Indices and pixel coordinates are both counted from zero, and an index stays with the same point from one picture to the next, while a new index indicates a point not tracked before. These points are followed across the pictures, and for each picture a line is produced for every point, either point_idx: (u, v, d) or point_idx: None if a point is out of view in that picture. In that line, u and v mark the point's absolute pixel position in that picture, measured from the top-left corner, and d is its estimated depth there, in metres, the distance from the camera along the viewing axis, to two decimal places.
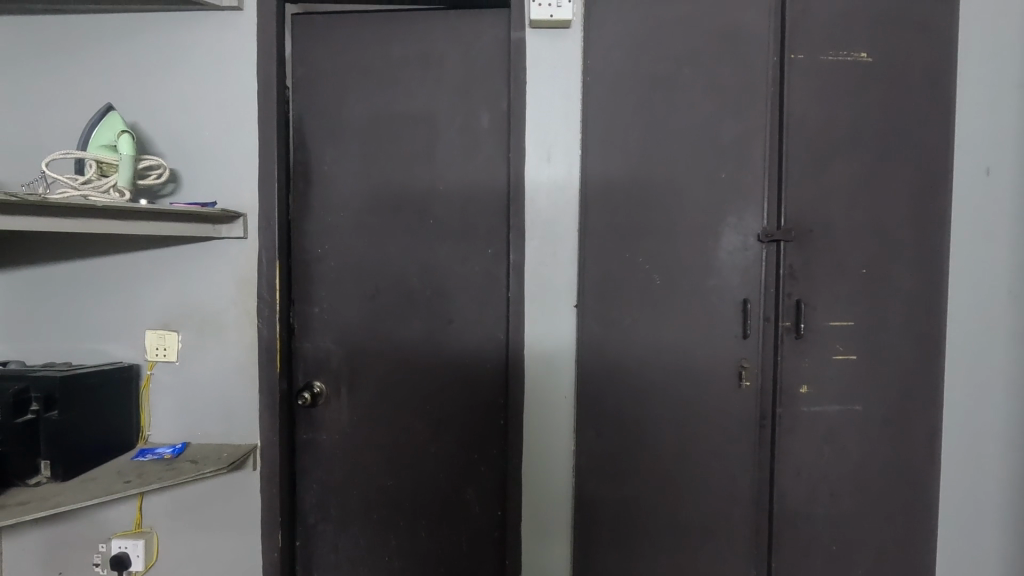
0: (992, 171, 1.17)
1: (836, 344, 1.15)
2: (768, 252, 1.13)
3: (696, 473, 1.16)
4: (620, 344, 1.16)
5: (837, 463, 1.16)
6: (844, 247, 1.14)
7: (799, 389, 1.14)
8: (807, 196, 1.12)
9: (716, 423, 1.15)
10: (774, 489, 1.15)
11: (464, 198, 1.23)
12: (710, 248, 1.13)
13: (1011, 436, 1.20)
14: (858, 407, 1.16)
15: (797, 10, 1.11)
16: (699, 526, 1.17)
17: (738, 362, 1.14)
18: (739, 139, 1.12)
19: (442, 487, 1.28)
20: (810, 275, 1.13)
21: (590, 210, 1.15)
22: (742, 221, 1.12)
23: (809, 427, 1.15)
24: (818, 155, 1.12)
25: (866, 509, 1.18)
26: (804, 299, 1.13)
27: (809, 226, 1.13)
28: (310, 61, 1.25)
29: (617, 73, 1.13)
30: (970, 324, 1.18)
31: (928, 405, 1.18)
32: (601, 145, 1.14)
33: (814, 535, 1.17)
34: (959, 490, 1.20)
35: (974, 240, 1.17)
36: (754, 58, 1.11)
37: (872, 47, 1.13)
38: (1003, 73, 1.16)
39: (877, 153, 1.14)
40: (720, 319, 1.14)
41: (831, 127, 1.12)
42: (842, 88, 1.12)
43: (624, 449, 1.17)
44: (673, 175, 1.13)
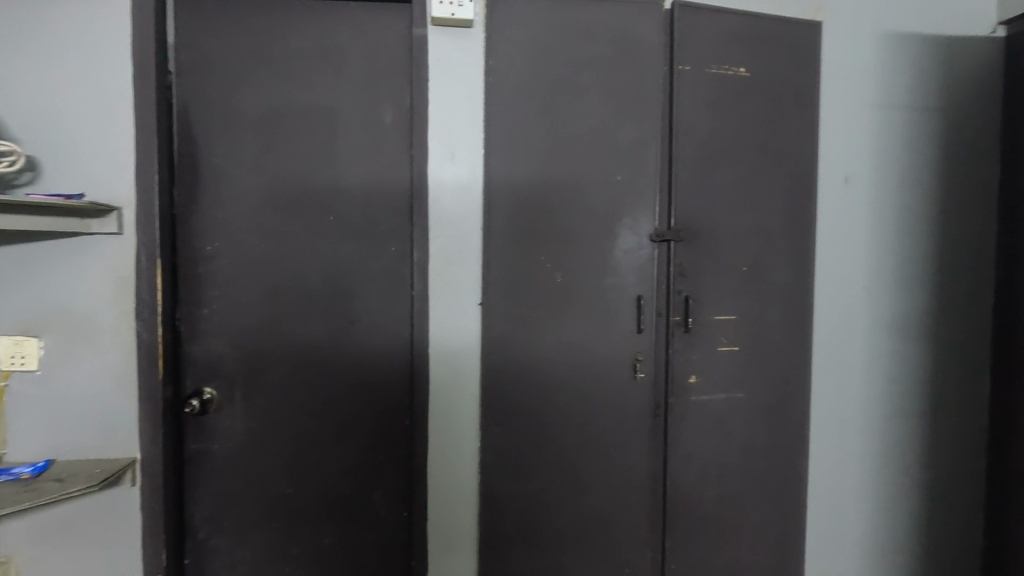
0: (850, 180, 1.31)
1: (721, 336, 1.24)
2: (659, 252, 1.19)
3: (598, 463, 1.21)
4: (525, 341, 1.18)
5: (724, 446, 1.26)
6: (728, 246, 1.23)
7: (688, 379, 1.22)
8: (695, 199, 1.20)
9: (615, 415, 1.21)
10: (667, 475, 1.22)
11: (367, 196, 1.21)
12: (608, 247, 1.18)
13: (866, 414, 1.36)
14: (741, 394, 1.26)
15: (685, 24, 1.18)
16: (600, 514, 1.22)
17: (634, 356, 1.20)
18: (633, 144, 1.18)
19: (347, 491, 1.25)
20: (698, 274, 1.21)
21: (494, 209, 1.17)
22: (637, 222, 1.18)
23: (698, 415, 1.23)
24: (704, 161, 1.20)
25: (749, 487, 1.28)
26: (692, 295, 1.21)
27: (696, 228, 1.21)
28: (196, 45, 1.17)
29: (519, 75, 1.16)
30: (835, 316, 1.32)
31: (799, 390, 1.31)
32: (504, 145, 1.16)
33: (703, 514, 1.26)
34: (826, 465, 1.34)
35: (837, 240, 1.31)
36: (646, 67, 1.17)
37: (751, 63, 1.23)
38: (858, 93, 1.30)
39: (756, 161, 1.24)
40: (618, 314, 1.19)
41: (716, 135, 1.21)
42: (725, 100, 1.21)
43: (529, 443, 1.19)
44: (574, 177, 1.17)
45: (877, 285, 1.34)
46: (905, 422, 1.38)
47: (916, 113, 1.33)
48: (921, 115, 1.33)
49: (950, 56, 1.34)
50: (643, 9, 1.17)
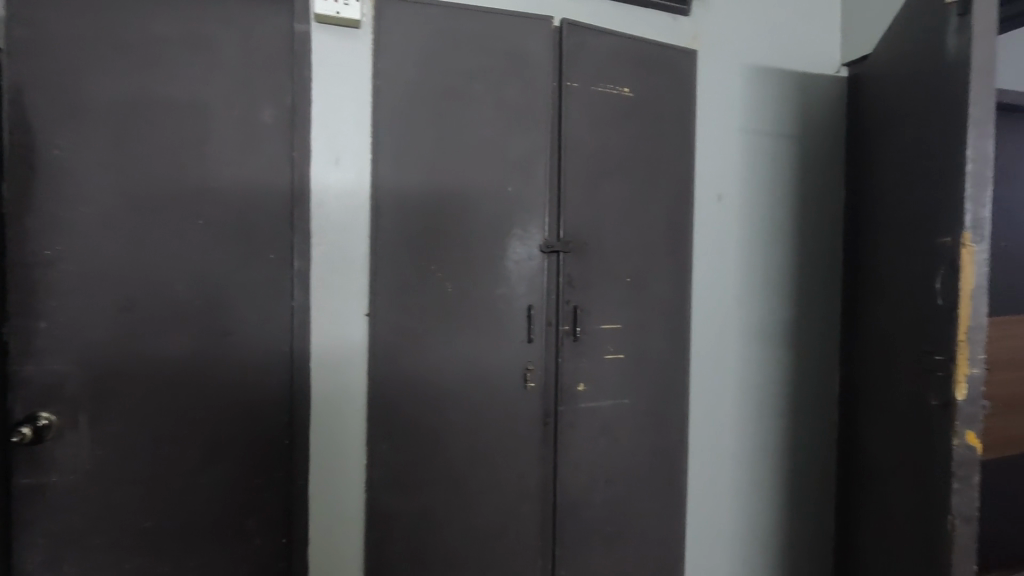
0: (722, 198, 1.43)
1: (609, 344, 1.28)
2: (549, 262, 1.21)
3: (489, 475, 1.20)
4: (415, 353, 1.15)
5: (611, 452, 1.30)
6: (614, 259, 1.28)
7: (577, 388, 1.25)
8: (583, 211, 1.24)
9: (507, 425, 1.21)
10: (557, 483, 1.24)
11: (244, 199, 1.10)
12: (499, 257, 1.18)
13: (738, 413, 1.47)
14: (627, 400, 1.31)
15: (573, 42, 1.21)
16: (491, 527, 1.20)
17: (524, 365, 1.21)
18: (523, 156, 1.19)
19: (216, 525, 1.10)
20: (586, 284, 1.25)
21: (382, 216, 1.13)
22: (528, 233, 1.20)
23: (587, 422, 1.26)
24: (591, 176, 1.24)
25: (635, 491, 1.33)
26: (581, 305, 1.24)
27: (584, 239, 1.24)
28: (28, 16, 0.98)
29: (408, 80, 1.13)
30: (709, 323, 1.43)
31: (680, 395, 1.38)
32: (393, 151, 1.13)
33: (592, 520, 1.28)
34: (702, 463, 1.44)
35: (711, 253, 1.42)
36: (535, 80, 1.19)
37: (634, 84, 1.29)
38: (729, 118, 1.42)
39: (640, 178, 1.30)
40: (510, 325, 1.20)
41: (603, 151, 1.26)
42: (612, 118, 1.26)
43: (419, 458, 1.16)
44: (466, 187, 1.16)
45: (745, 295, 1.46)
46: (769, 420, 1.51)
47: (776, 139, 1.47)
48: (780, 142, 1.48)
49: (804, 92, 1.50)
50: (532, 24, 1.19)
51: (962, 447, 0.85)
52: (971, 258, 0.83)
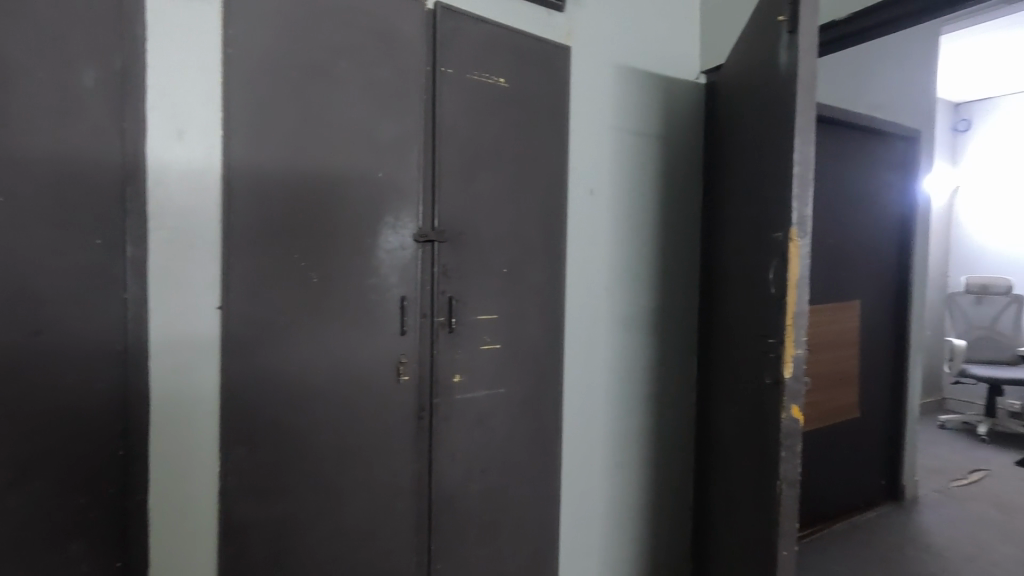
0: (594, 193, 1.48)
1: (485, 336, 1.30)
2: (423, 252, 1.20)
3: (361, 474, 1.15)
4: (275, 348, 1.06)
5: (487, 443, 1.31)
6: (489, 250, 1.29)
7: (452, 379, 1.25)
8: (457, 201, 1.23)
9: (378, 420, 1.16)
10: (432, 475, 1.23)
11: (58, 169, 0.83)
12: (371, 247, 1.14)
13: (608, 397, 1.55)
14: (502, 390, 1.33)
15: (447, 28, 1.20)
16: (362, 528, 1.16)
17: (397, 358, 1.18)
18: (395, 141, 1.15)
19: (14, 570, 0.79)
20: (461, 275, 1.25)
21: (236, 199, 1.02)
22: (400, 221, 1.16)
23: (462, 414, 1.27)
24: (466, 166, 1.24)
25: (511, 479, 1.36)
26: (455, 296, 1.24)
27: (458, 230, 1.24)
28: None
29: (266, 53, 1.03)
30: (582, 313, 1.48)
31: (554, 382, 1.42)
32: (249, 126, 1.02)
33: (468, 511, 1.29)
34: (575, 448, 1.49)
35: (584, 246, 1.47)
36: (407, 63, 1.16)
37: (509, 76, 1.30)
38: (601, 116, 1.48)
39: (515, 168, 1.32)
40: (382, 317, 1.16)
41: (478, 141, 1.26)
42: (485, 108, 1.26)
43: (281, 461, 1.08)
44: (333, 171, 1.09)
45: (615, 286, 1.54)
46: (636, 403, 1.61)
47: (643, 138, 1.56)
48: (647, 142, 1.57)
49: (669, 96, 1.60)
50: (405, 3, 1.15)
51: (788, 420, 0.95)
52: (797, 251, 0.93)
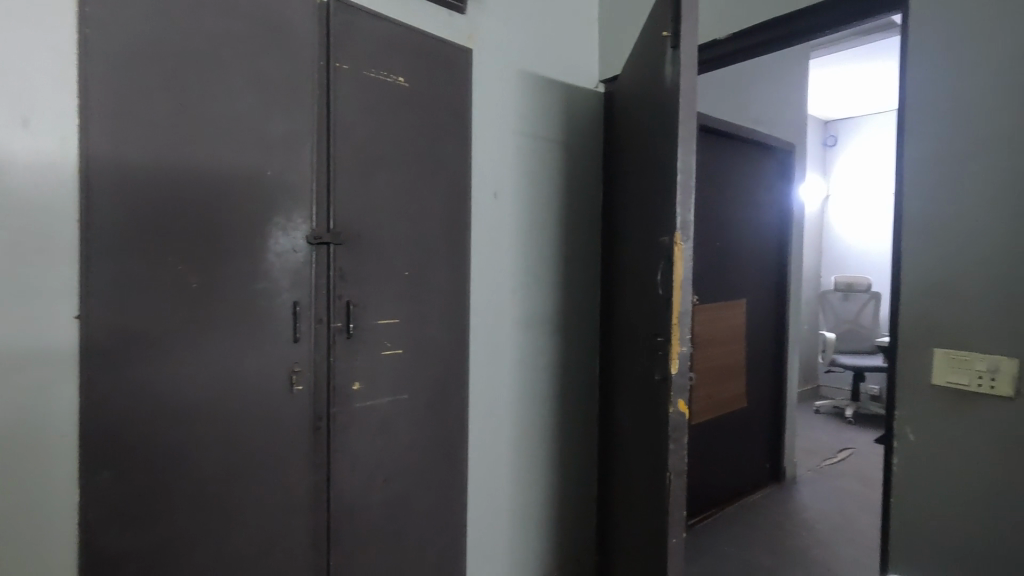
0: (498, 196, 1.49)
1: (386, 341, 1.26)
2: (318, 255, 1.14)
3: (251, 492, 1.07)
4: (148, 361, 0.96)
5: (389, 451, 1.28)
6: (390, 252, 1.26)
7: (352, 387, 1.20)
8: (354, 201, 1.19)
9: (270, 433, 1.09)
10: (331, 488, 1.18)
11: None
12: (259, 250, 1.07)
13: (514, 398, 1.57)
14: (405, 396, 1.30)
15: (342, 22, 1.15)
16: (253, 550, 1.08)
17: (290, 366, 1.12)
18: (285, 138, 1.09)
19: None
20: (359, 278, 1.21)
21: (96, 194, 0.91)
22: (291, 223, 1.10)
23: (362, 422, 1.22)
24: (363, 165, 1.20)
25: (416, 486, 1.33)
26: (354, 301, 1.20)
27: (357, 232, 1.20)
28: None
29: (134, 35, 0.94)
30: (486, 316, 1.48)
31: (459, 385, 1.41)
32: (113, 114, 0.92)
33: (370, 522, 1.24)
34: (482, 450, 1.49)
35: (488, 249, 1.48)
36: (298, 57, 1.10)
37: (409, 75, 1.27)
38: (504, 120, 1.49)
39: (415, 169, 1.29)
40: (273, 324, 1.09)
41: (376, 141, 1.22)
42: (384, 106, 1.23)
43: (158, 484, 0.98)
44: (214, 167, 1.01)
45: (519, 288, 1.56)
46: (541, 403, 1.63)
47: (546, 143, 1.59)
48: (550, 146, 1.60)
49: (569, 103, 1.65)
50: None
51: (675, 413, 1.00)
52: (682, 253, 0.98)
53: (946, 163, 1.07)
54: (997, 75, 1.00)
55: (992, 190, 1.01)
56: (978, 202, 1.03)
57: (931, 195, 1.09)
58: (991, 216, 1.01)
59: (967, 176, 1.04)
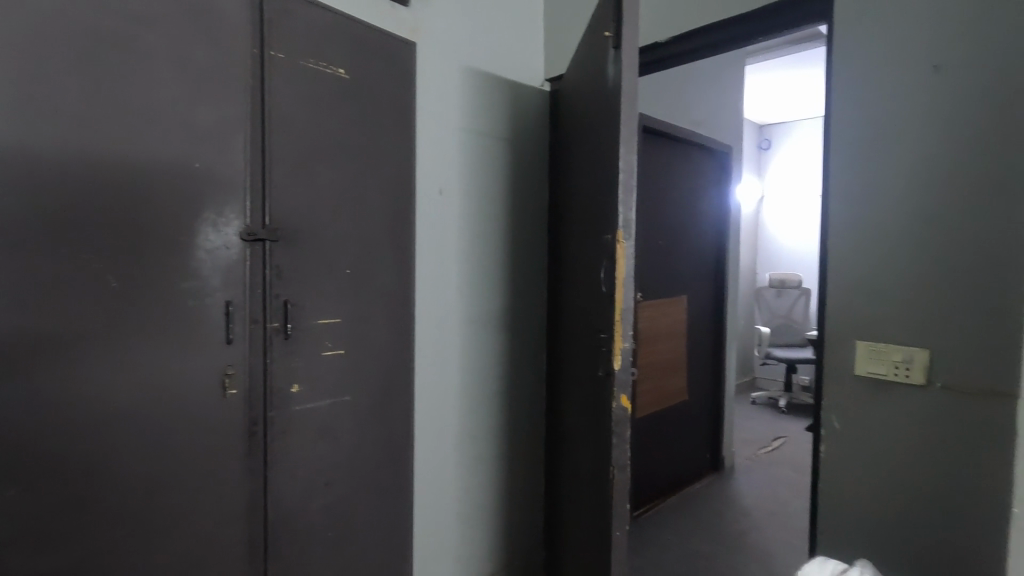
0: (443, 193, 1.47)
1: (326, 341, 1.22)
2: (252, 252, 1.09)
3: (180, 503, 1.01)
4: (61, 366, 0.88)
5: (331, 454, 1.24)
6: (330, 250, 1.21)
7: (290, 389, 1.16)
8: (291, 196, 1.14)
9: (201, 440, 1.04)
10: (268, 495, 1.13)
11: None
12: (187, 246, 1.00)
13: (461, 397, 1.55)
14: (347, 397, 1.26)
15: (276, 10, 1.10)
16: (183, 564, 1.02)
17: (222, 369, 1.06)
18: (215, 128, 1.03)
19: None
20: (297, 277, 1.16)
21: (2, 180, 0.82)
22: (223, 218, 1.05)
23: (301, 425, 1.18)
24: (301, 160, 1.15)
25: (359, 490, 1.30)
26: (291, 300, 1.16)
27: (294, 228, 1.15)
28: None
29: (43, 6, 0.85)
30: (432, 314, 1.46)
31: (405, 385, 1.39)
32: (19, 93, 0.83)
33: (311, 528, 1.20)
34: (428, 450, 1.47)
35: (434, 246, 1.46)
36: (229, 44, 1.04)
37: (350, 67, 1.23)
38: (449, 116, 1.47)
39: (357, 164, 1.26)
40: (203, 325, 1.03)
41: (315, 134, 1.18)
42: (323, 98, 1.19)
43: (75, 500, 0.90)
44: (136, 157, 0.94)
45: (466, 286, 1.55)
46: (488, 401, 1.63)
47: (492, 140, 1.58)
48: (496, 143, 1.59)
49: (515, 100, 1.65)
50: None
51: (618, 409, 1.02)
52: (624, 251, 1.00)
53: (867, 166, 1.13)
54: (912, 84, 1.07)
55: (908, 192, 1.08)
56: (896, 202, 1.10)
57: (854, 195, 1.15)
58: (907, 216, 1.08)
59: (886, 178, 1.11)
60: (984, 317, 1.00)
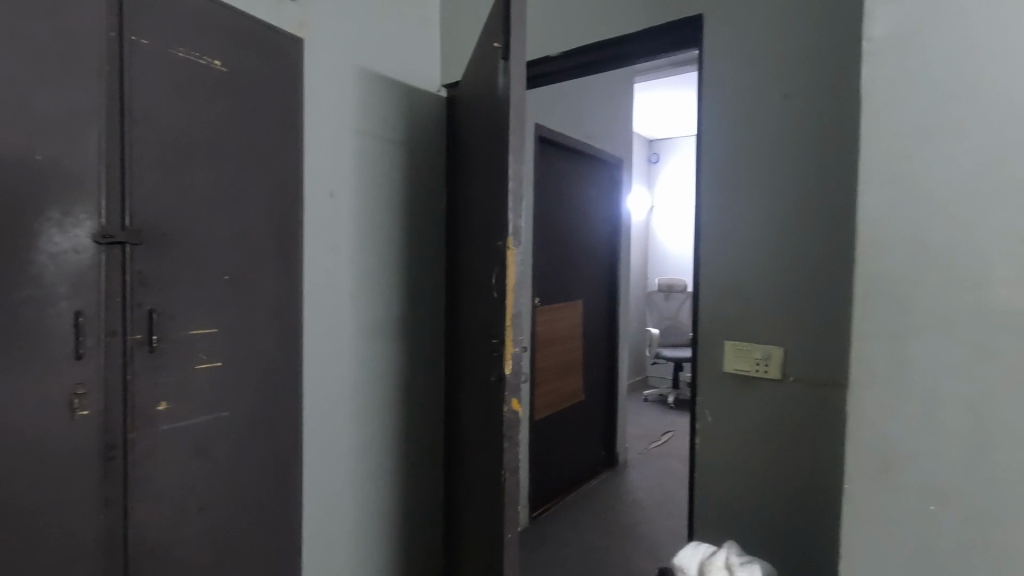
0: (334, 196, 1.42)
1: (200, 353, 1.12)
2: (108, 256, 0.98)
3: (16, 544, 0.88)
4: None
5: (206, 475, 1.14)
6: (205, 254, 1.12)
7: (156, 408, 1.05)
8: (157, 195, 1.04)
9: (43, 469, 0.91)
10: (129, 526, 1.01)
11: None
12: (25, 249, 0.88)
13: (353, 408, 1.50)
14: (225, 414, 1.17)
15: None
16: None
17: (71, 388, 0.94)
18: (61, 117, 0.92)
19: None
20: (164, 284, 1.06)
21: None
22: (70, 218, 0.93)
23: (170, 446, 1.08)
24: (170, 156, 1.06)
25: (239, 512, 1.21)
26: (157, 309, 1.05)
27: (161, 230, 1.05)
28: None
29: None
30: (322, 323, 1.40)
31: (291, 397, 1.31)
32: None
33: (181, 559, 1.10)
34: (318, 464, 1.41)
35: (323, 251, 1.40)
36: (80, 23, 0.93)
37: (227, 59, 1.15)
38: (340, 116, 1.42)
39: (236, 163, 1.17)
40: (45, 338, 0.91)
41: (187, 129, 1.08)
42: (196, 90, 1.10)
43: None
44: None
45: (360, 292, 1.50)
46: (383, 410, 1.59)
47: (385, 144, 1.55)
48: (390, 147, 1.57)
49: (410, 104, 1.63)
50: None
51: (510, 413, 1.04)
52: (514, 258, 1.02)
53: (733, 181, 1.24)
54: (767, 109, 1.19)
55: (764, 207, 1.21)
56: (758, 215, 1.22)
57: (723, 208, 1.26)
58: (766, 228, 1.20)
59: (747, 195, 1.23)
60: (826, 316, 1.13)
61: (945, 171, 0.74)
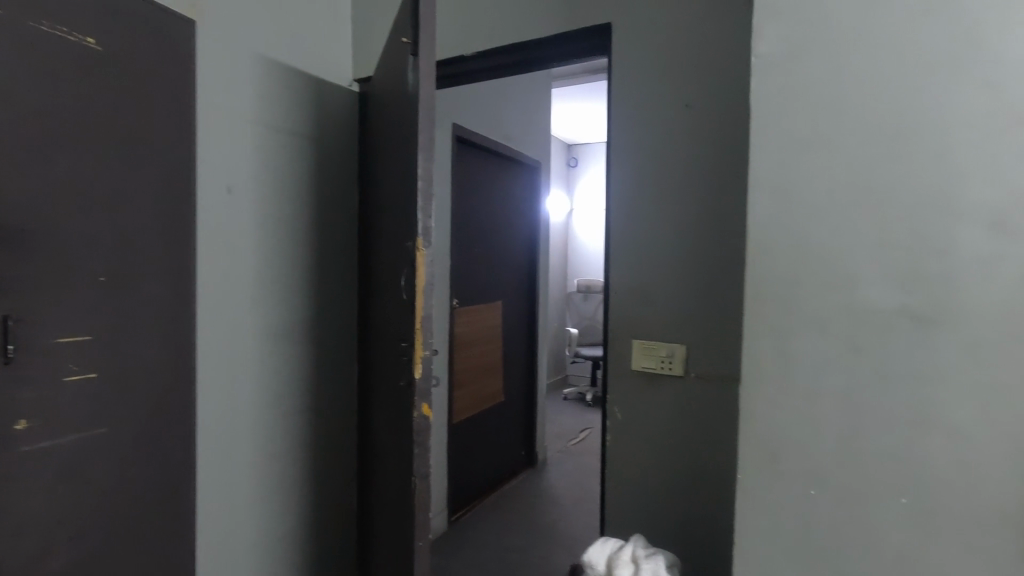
0: (232, 191, 1.32)
1: (70, 364, 1.01)
2: None
3: None
4: None
5: (78, 499, 1.02)
6: (76, 253, 1.01)
7: (14, 426, 0.93)
8: (15, 186, 0.92)
9: None
10: None
11: None
12: None
13: (256, 418, 1.41)
14: (102, 430, 1.06)
15: None
16: None
17: None
18: None
19: None
20: (24, 287, 0.94)
21: None
22: None
23: (33, 469, 0.96)
24: (32, 142, 0.94)
25: (120, 538, 1.09)
26: (15, 315, 0.93)
27: (20, 226, 0.93)
28: None
29: None
30: (219, 328, 1.30)
31: (183, 408, 1.21)
32: None
33: None
34: (215, 480, 1.31)
35: (220, 250, 1.30)
36: None
37: (105, 38, 1.04)
38: (239, 107, 1.33)
39: (115, 153, 1.06)
40: None
41: (53, 113, 0.97)
42: (65, 70, 0.98)
43: None
44: None
45: (264, 295, 1.41)
46: (289, 419, 1.50)
47: (291, 137, 1.47)
48: (296, 141, 1.49)
49: (318, 97, 1.55)
50: None
51: (420, 418, 1.01)
52: (423, 259, 1.00)
53: (640, 185, 1.29)
54: (670, 117, 1.25)
55: (668, 211, 1.26)
56: (662, 219, 1.27)
57: (631, 211, 1.30)
58: (670, 231, 1.26)
59: (652, 199, 1.28)
60: (723, 315, 1.20)
61: (822, 182, 0.80)
